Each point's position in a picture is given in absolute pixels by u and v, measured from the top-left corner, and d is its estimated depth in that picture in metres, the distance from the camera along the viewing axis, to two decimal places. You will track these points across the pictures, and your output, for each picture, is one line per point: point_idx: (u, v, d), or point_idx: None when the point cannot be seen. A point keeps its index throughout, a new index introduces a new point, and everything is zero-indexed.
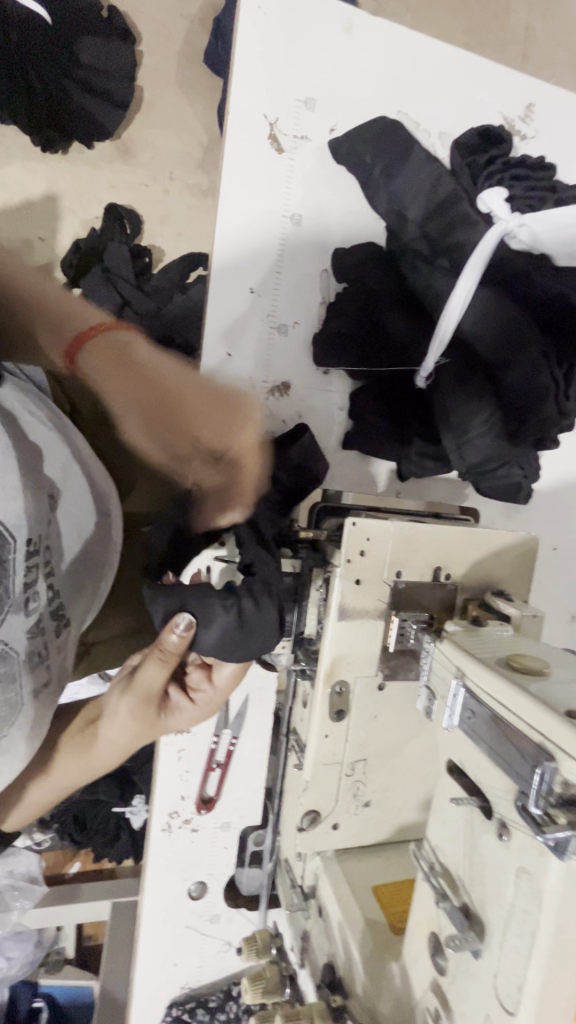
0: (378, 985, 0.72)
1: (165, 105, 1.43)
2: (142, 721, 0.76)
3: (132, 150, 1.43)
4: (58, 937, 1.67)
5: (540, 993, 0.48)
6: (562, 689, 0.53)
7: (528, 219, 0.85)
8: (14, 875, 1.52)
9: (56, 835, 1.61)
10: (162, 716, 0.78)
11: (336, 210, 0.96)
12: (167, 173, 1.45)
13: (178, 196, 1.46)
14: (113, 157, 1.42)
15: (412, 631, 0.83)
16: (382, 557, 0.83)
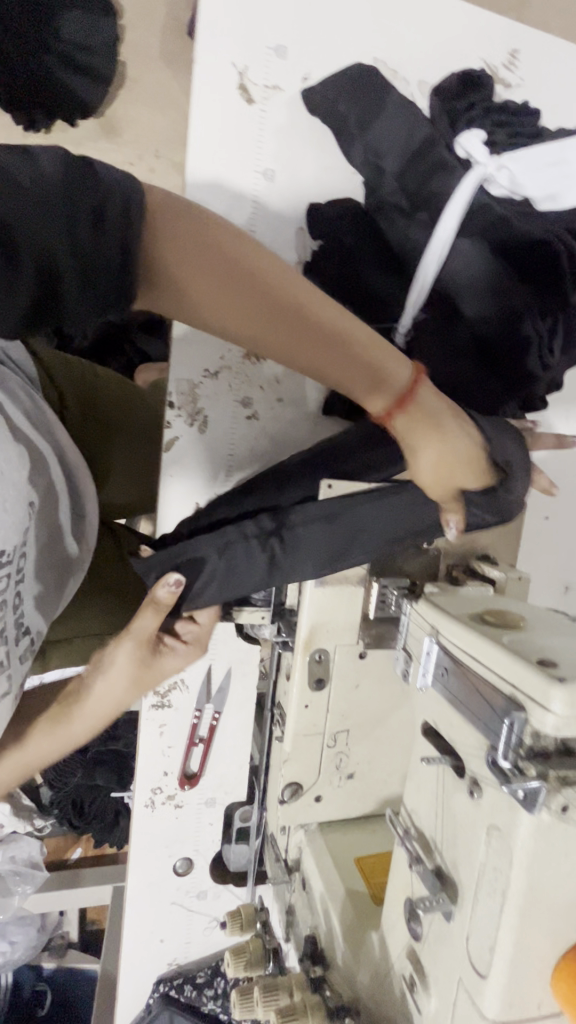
0: (357, 955, 0.70)
1: (151, 80, 1.33)
2: (137, 670, 0.70)
3: (117, 128, 1.35)
4: (61, 922, 1.68)
5: (511, 951, 0.45)
6: (536, 641, 0.50)
7: (507, 162, 0.81)
8: (15, 861, 1.54)
9: (56, 822, 1.61)
10: (155, 657, 0.71)
11: (311, 164, 0.92)
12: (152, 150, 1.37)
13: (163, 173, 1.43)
14: (98, 136, 1.34)
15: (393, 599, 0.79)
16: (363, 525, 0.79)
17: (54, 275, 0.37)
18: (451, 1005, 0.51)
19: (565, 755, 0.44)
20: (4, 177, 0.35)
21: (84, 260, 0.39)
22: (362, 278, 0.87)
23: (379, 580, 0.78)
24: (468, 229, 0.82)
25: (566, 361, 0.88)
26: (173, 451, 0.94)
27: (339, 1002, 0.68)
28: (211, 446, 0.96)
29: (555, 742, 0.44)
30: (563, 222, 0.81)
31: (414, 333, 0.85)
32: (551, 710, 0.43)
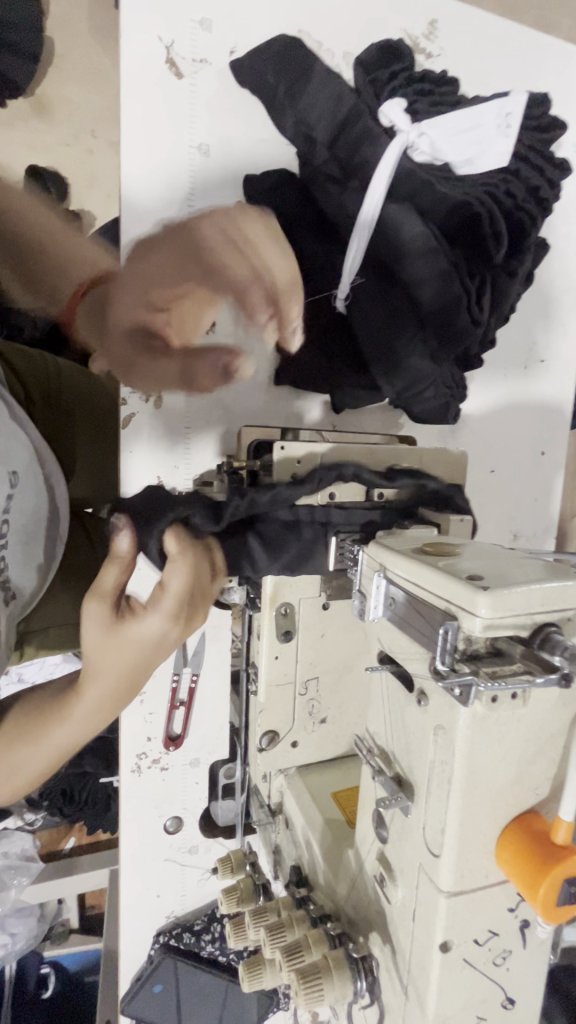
0: (336, 870, 0.76)
1: (78, 58, 1.50)
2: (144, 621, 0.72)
3: (48, 106, 1.51)
4: (60, 910, 1.72)
5: (458, 828, 0.53)
6: (468, 562, 0.56)
7: (428, 129, 0.86)
8: (8, 855, 1.55)
9: (47, 814, 1.61)
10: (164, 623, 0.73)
11: (244, 137, 0.94)
12: (89, 130, 1.54)
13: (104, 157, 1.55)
14: (29, 115, 1.50)
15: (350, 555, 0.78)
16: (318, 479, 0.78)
17: None
18: (414, 888, 0.58)
19: (493, 654, 0.51)
20: None
21: None
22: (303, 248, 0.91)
23: (337, 532, 0.78)
24: (396, 196, 0.87)
25: (496, 320, 0.94)
26: (131, 426, 0.97)
27: (321, 912, 0.75)
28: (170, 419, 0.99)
29: (484, 643, 0.51)
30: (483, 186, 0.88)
31: (353, 298, 0.91)
32: (478, 614, 0.49)
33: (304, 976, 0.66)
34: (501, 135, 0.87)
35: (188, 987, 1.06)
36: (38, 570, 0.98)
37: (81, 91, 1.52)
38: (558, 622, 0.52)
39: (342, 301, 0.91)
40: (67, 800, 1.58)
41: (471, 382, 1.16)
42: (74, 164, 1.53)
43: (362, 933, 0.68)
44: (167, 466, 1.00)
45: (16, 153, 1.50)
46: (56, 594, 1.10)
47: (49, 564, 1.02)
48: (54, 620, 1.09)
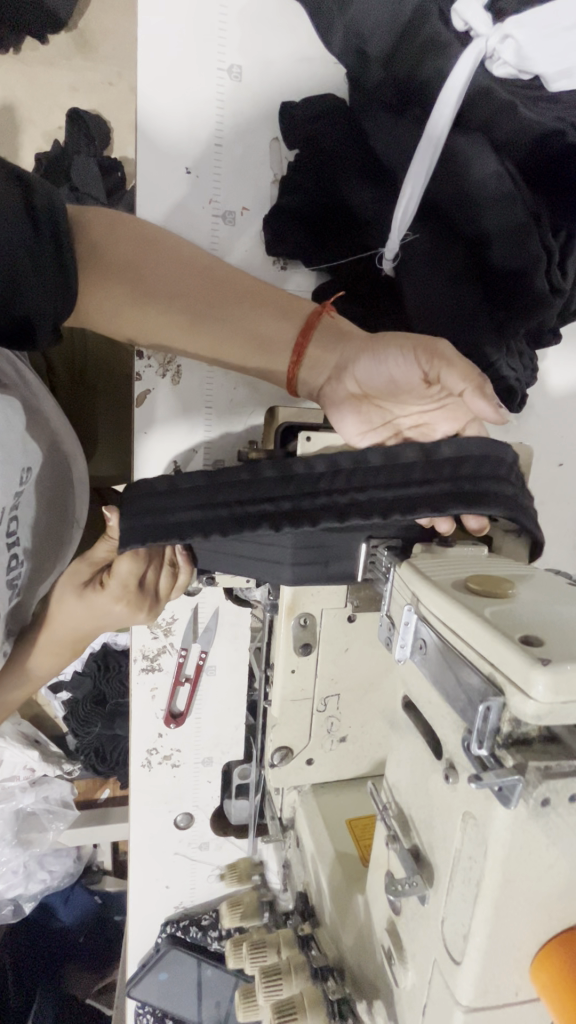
0: (344, 916, 0.68)
1: None
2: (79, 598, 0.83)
3: (91, 42, 1.39)
4: (95, 853, 1.75)
5: (484, 942, 0.42)
6: (527, 614, 0.44)
7: (513, 29, 0.65)
8: (48, 801, 1.55)
9: (83, 767, 1.60)
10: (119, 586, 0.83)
11: (284, 58, 0.79)
12: (131, 66, 1.41)
13: None
14: (71, 52, 1.39)
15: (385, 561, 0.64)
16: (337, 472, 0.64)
17: (35, 239, 0.55)
18: (427, 982, 0.49)
19: (548, 742, 0.39)
20: (29, 252, 0.55)
21: (32, 242, 0.55)
22: (348, 196, 0.76)
23: (368, 540, 0.64)
24: (464, 124, 0.69)
25: None
26: (147, 404, 0.88)
27: (323, 962, 0.68)
28: (188, 398, 0.89)
29: (537, 729, 0.39)
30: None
31: (402, 258, 0.75)
32: (533, 697, 0.37)
33: None
34: None
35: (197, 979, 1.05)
36: (53, 557, 0.93)
37: (126, 24, 1.40)
38: None
39: (389, 264, 0.76)
40: (100, 761, 1.57)
41: (543, 359, 0.98)
42: (117, 105, 1.41)
43: (364, 1002, 0.61)
44: (185, 451, 0.90)
45: (57, 94, 1.40)
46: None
47: (65, 546, 0.97)
48: None
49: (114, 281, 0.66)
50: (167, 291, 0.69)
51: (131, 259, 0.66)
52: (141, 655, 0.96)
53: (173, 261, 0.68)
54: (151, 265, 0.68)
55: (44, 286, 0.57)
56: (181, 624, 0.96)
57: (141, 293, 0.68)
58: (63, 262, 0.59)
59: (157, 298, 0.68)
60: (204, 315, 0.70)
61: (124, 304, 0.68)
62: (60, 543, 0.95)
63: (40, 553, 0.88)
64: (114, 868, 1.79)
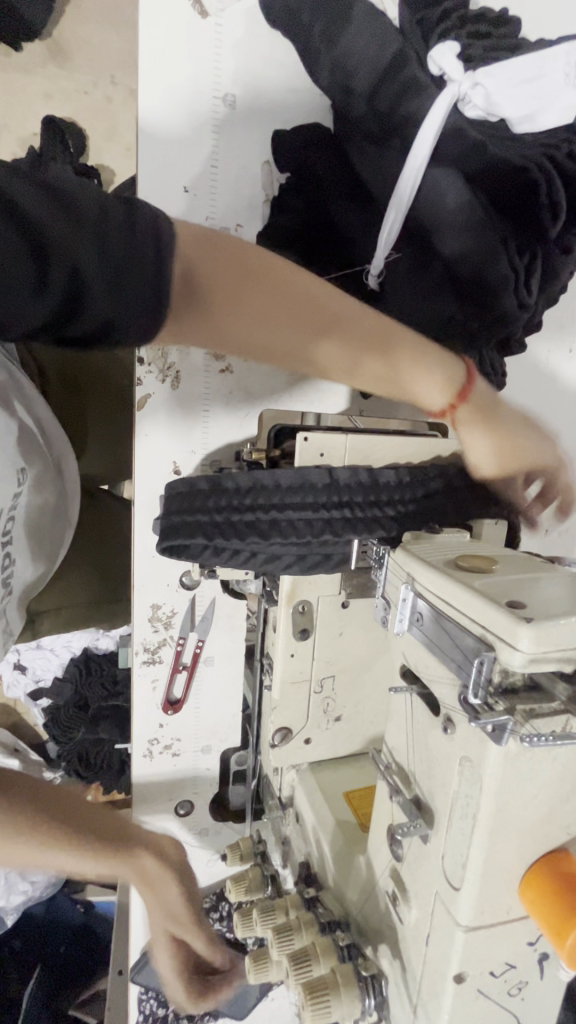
0: (347, 875, 0.75)
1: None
2: None
3: (67, 52, 1.42)
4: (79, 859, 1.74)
5: (480, 866, 0.49)
6: (509, 582, 0.51)
7: (483, 78, 0.73)
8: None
9: (65, 772, 1.60)
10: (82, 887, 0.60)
11: (273, 86, 0.85)
12: (109, 77, 1.45)
13: (122, 105, 1.46)
14: (47, 62, 1.41)
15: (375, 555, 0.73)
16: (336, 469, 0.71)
17: (103, 238, 0.46)
18: (429, 913, 0.56)
19: (531, 689, 0.47)
20: (99, 256, 0.46)
21: (103, 250, 0.46)
22: (335, 216, 0.83)
23: (362, 531, 0.71)
24: (440, 156, 0.77)
25: (544, 300, 0.84)
26: (147, 408, 0.92)
27: (330, 917, 0.74)
28: (186, 401, 0.94)
29: (523, 678, 0.47)
30: (540, 149, 0.76)
31: (386, 273, 0.82)
32: (519, 648, 0.44)
33: (312, 990, 0.66)
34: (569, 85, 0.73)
35: None
36: (48, 557, 0.96)
37: (103, 37, 1.44)
38: None
39: (374, 280, 0.83)
40: (84, 765, 1.57)
41: (508, 365, 1.08)
42: (93, 116, 1.45)
43: (371, 948, 0.67)
44: (183, 452, 0.95)
45: (33, 102, 1.42)
46: (75, 572, 1.12)
47: (60, 547, 1.01)
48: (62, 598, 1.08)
49: (197, 314, 0.54)
50: (267, 314, 0.57)
51: (216, 284, 0.54)
52: (142, 648, 1.00)
53: (261, 274, 0.56)
54: (236, 283, 0.55)
55: (130, 296, 0.48)
56: (180, 617, 1.01)
57: (233, 321, 0.56)
58: (138, 259, 0.48)
59: (257, 324, 0.57)
60: (306, 331, 0.59)
61: (225, 336, 0.57)
62: (55, 544, 0.99)
63: (37, 555, 0.92)
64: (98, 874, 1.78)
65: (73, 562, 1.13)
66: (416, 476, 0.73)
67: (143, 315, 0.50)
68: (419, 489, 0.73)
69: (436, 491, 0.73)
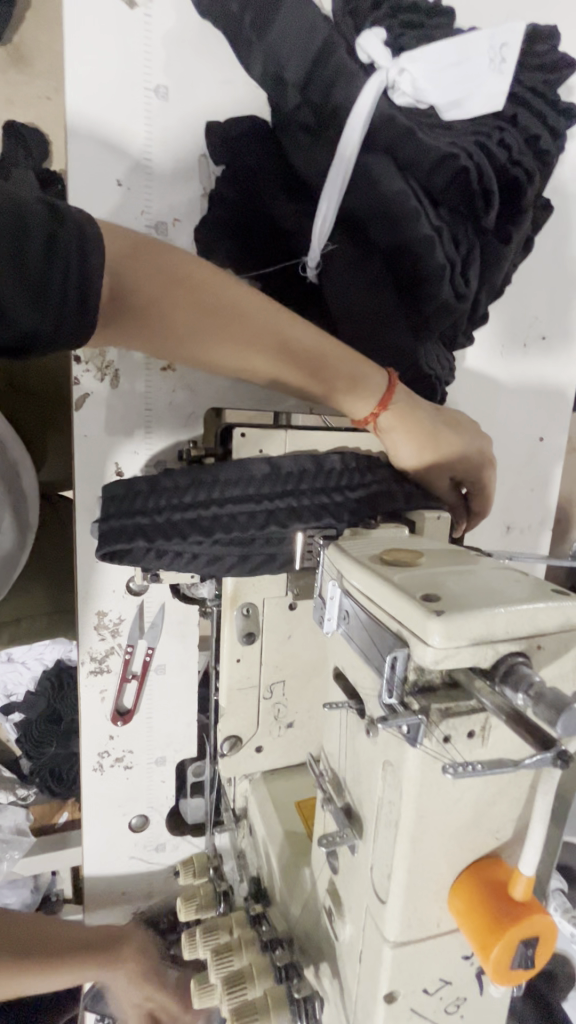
0: (292, 889, 0.71)
1: None
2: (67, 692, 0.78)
3: (27, 58, 1.40)
4: (53, 881, 1.69)
5: (404, 877, 0.47)
6: (430, 575, 0.49)
7: (408, 64, 0.73)
8: (1, 830, 1.46)
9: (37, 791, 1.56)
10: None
11: (208, 78, 0.83)
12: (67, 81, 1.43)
13: None
14: (7, 67, 1.39)
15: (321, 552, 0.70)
16: (268, 465, 0.68)
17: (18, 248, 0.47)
18: (361, 930, 0.53)
19: (449, 686, 0.44)
20: (15, 268, 0.46)
21: (20, 262, 0.47)
22: (271, 208, 0.82)
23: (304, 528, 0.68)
24: (372, 146, 0.76)
25: (487, 291, 0.83)
26: (86, 408, 0.89)
27: (273, 936, 0.70)
28: (126, 399, 0.91)
29: (440, 675, 0.44)
30: (473, 136, 0.75)
31: (325, 265, 0.80)
32: (430, 644, 0.42)
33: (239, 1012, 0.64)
34: (495, 71, 0.75)
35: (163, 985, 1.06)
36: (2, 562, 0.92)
37: (62, 39, 1.41)
38: (526, 651, 0.44)
39: (313, 271, 0.81)
40: (56, 781, 1.52)
41: (463, 361, 1.07)
42: (53, 119, 1.42)
43: (311, 967, 0.64)
44: (126, 453, 0.92)
45: None
46: (25, 581, 1.08)
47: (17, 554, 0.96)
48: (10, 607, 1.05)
49: (118, 316, 0.57)
50: (189, 316, 0.60)
51: (140, 288, 0.57)
52: (89, 656, 0.96)
53: (187, 280, 0.59)
54: (161, 288, 0.58)
55: (50, 302, 0.49)
56: (129, 624, 0.97)
57: (157, 326, 0.60)
58: (56, 268, 0.48)
59: (178, 327, 0.61)
60: (230, 335, 0.63)
61: (148, 335, 0.61)
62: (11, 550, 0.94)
63: None
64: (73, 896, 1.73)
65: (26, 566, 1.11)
66: (353, 471, 0.70)
67: (69, 327, 0.51)
68: (357, 484, 0.71)
69: (375, 485, 0.71)
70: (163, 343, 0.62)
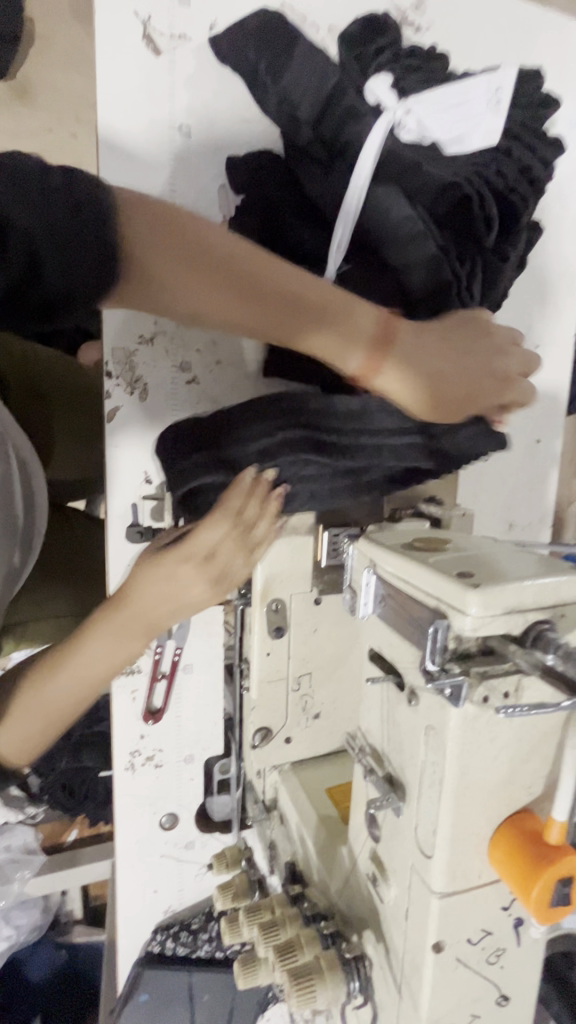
0: (330, 866, 0.76)
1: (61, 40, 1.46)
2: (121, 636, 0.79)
3: (32, 93, 1.47)
4: (64, 899, 1.67)
5: (449, 829, 0.51)
6: (460, 557, 0.54)
7: (414, 106, 0.82)
8: (10, 848, 1.50)
9: (48, 805, 1.56)
10: None
11: (226, 116, 0.91)
12: (73, 115, 1.50)
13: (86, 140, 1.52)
14: (13, 103, 1.46)
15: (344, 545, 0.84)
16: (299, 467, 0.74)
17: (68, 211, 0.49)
18: (407, 887, 0.57)
19: (485, 652, 0.50)
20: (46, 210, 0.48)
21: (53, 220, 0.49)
22: (289, 233, 0.88)
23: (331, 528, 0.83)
24: (382, 177, 0.83)
25: (489, 305, 0.90)
26: (116, 420, 0.94)
27: (315, 910, 0.75)
28: (151, 408, 0.95)
29: (476, 642, 0.50)
30: (472, 167, 0.83)
31: (339, 284, 0.87)
32: (468, 613, 0.47)
33: (297, 980, 0.66)
34: (491, 111, 0.83)
35: (199, 982, 1.09)
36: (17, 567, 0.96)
37: (66, 75, 1.48)
38: (552, 618, 0.50)
39: (330, 290, 0.87)
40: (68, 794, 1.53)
41: None
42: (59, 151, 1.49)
43: (355, 932, 0.68)
44: (154, 462, 0.97)
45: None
46: (48, 590, 1.12)
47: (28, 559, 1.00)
48: (36, 615, 1.08)
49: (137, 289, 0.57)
50: (203, 278, 0.60)
51: (151, 252, 0.56)
52: None
53: (197, 243, 0.60)
54: (172, 253, 0.58)
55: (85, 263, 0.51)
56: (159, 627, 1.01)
57: (173, 296, 0.60)
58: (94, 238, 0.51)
59: (194, 290, 0.60)
60: (246, 298, 0.62)
61: (163, 305, 0.60)
62: (24, 555, 0.98)
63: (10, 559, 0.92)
64: (86, 914, 1.71)
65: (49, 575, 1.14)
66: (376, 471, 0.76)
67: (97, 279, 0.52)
68: None
69: None
70: (174, 315, 0.62)
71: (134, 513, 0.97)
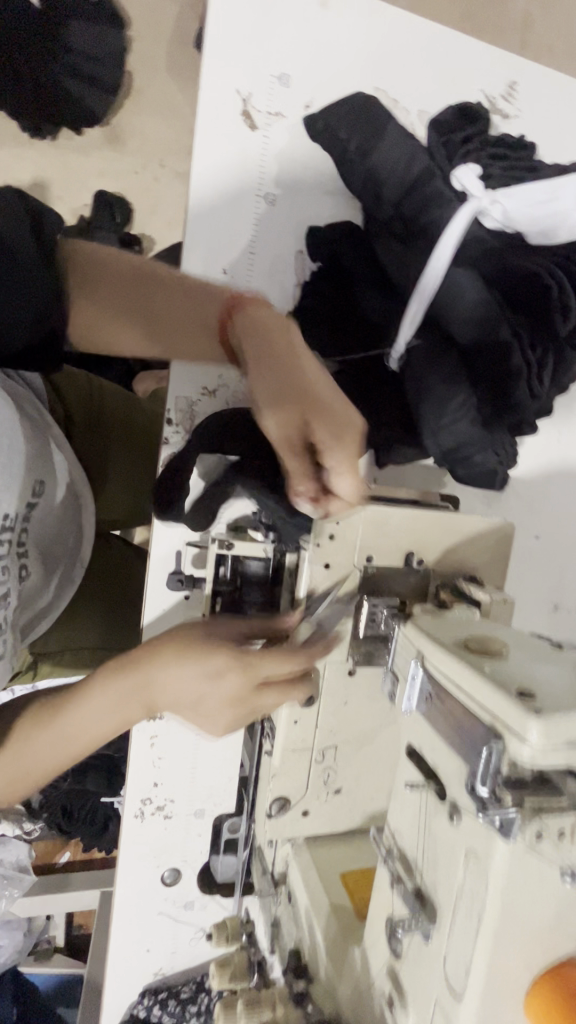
0: (340, 967, 0.73)
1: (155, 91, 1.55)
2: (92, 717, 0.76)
3: (120, 137, 1.55)
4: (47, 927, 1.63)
5: (485, 973, 0.47)
6: (519, 668, 0.52)
7: (501, 198, 0.82)
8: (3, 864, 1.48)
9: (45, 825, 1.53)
10: None
11: (311, 188, 0.94)
12: (156, 160, 1.57)
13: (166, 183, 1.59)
14: (102, 144, 1.54)
15: (382, 616, 0.78)
16: None
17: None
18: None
19: (541, 784, 0.46)
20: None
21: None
22: (362, 304, 0.90)
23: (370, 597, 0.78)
24: (461, 259, 0.84)
25: (556, 388, 0.90)
26: (171, 465, 0.95)
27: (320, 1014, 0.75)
28: (204, 458, 0.95)
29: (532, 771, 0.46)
30: (551, 259, 0.84)
31: (406, 357, 0.87)
32: (528, 742, 0.45)
33: None
34: None
35: None
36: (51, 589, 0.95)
37: (155, 123, 1.56)
38: None
39: (395, 361, 0.88)
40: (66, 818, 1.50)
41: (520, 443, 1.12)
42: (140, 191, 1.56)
43: None
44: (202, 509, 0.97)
45: (85, 178, 1.55)
46: (79, 617, 1.12)
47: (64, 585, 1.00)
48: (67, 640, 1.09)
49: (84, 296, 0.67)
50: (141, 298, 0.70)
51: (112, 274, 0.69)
52: None
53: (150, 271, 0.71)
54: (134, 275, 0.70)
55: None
56: None
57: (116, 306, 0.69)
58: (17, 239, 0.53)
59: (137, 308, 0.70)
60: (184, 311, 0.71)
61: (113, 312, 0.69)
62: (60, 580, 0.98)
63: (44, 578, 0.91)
64: (65, 946, 1.65)
65: (84, 602, 1.16)
66: None
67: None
68: None
69: None
70: (110, 319, 0.70)
71: (178, 557, 0.97)
